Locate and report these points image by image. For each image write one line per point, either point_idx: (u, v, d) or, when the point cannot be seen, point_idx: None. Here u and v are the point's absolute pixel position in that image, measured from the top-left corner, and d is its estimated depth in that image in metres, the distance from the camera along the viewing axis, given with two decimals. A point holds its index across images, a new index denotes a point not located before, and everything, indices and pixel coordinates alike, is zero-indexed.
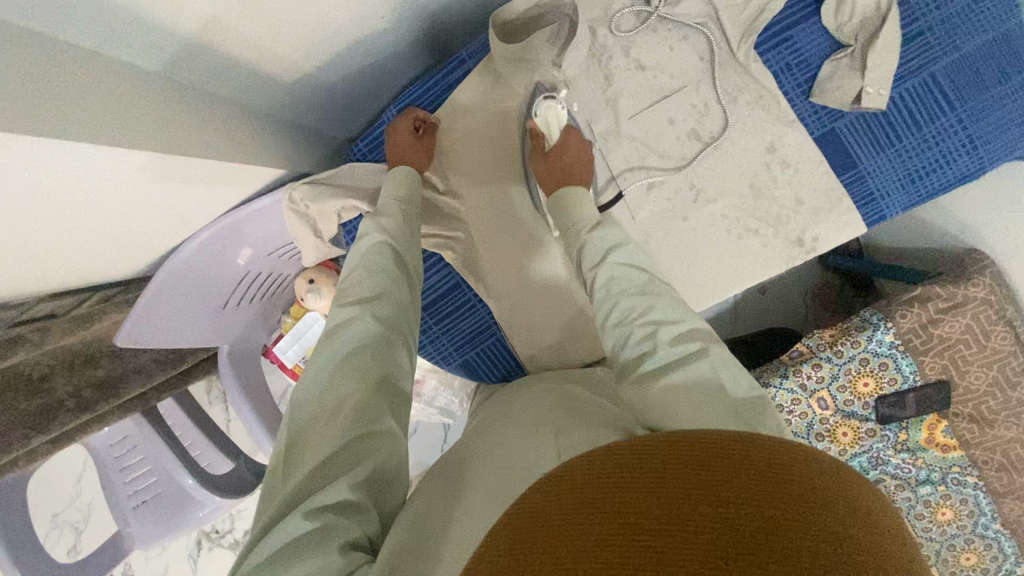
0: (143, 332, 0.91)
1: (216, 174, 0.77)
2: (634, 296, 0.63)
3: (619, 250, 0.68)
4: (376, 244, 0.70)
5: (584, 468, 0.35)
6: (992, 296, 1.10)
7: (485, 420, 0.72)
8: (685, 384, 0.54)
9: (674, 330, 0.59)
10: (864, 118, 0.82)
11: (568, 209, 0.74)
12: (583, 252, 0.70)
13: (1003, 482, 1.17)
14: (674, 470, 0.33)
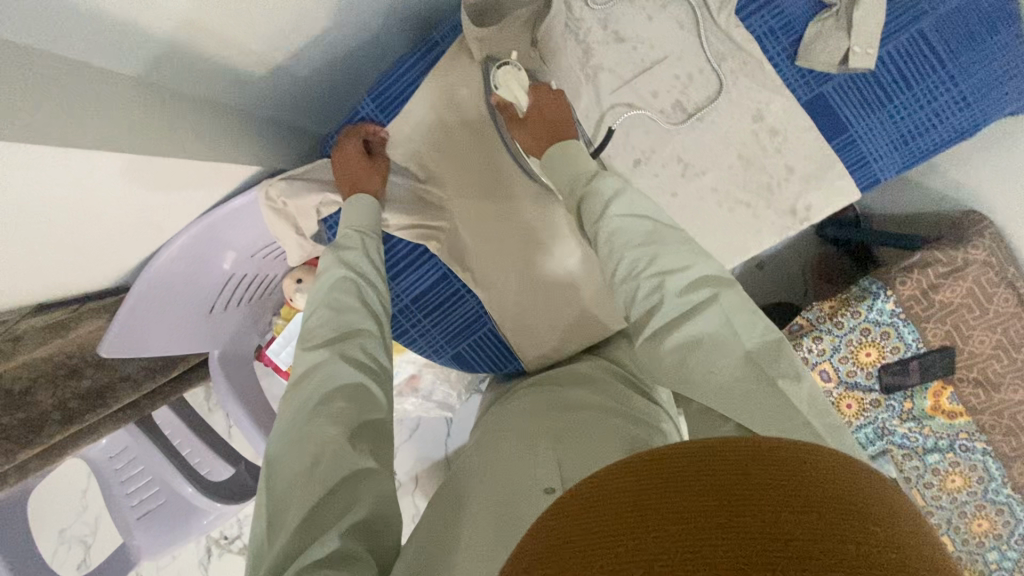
0: (127, 343, 0.90)
1: (188, 175, 0.75)
2: (632, 252, 0.61)
3: (618, 201, 0.66)
4: (344, 279, 0.68)
5: (566, 522, 0.33)
6: (993, 257, 1.07)
7: (483, 436, 0.72)
8: (698, 344, 0.55)
9: (683, 279, 0.59)
10: (853, 80, 0.80)
11: (566, 167, 0.71)
12: (584, 206, 0.68)
13: (1012, 446, 1.15)
14: (659, 499, 0.31)
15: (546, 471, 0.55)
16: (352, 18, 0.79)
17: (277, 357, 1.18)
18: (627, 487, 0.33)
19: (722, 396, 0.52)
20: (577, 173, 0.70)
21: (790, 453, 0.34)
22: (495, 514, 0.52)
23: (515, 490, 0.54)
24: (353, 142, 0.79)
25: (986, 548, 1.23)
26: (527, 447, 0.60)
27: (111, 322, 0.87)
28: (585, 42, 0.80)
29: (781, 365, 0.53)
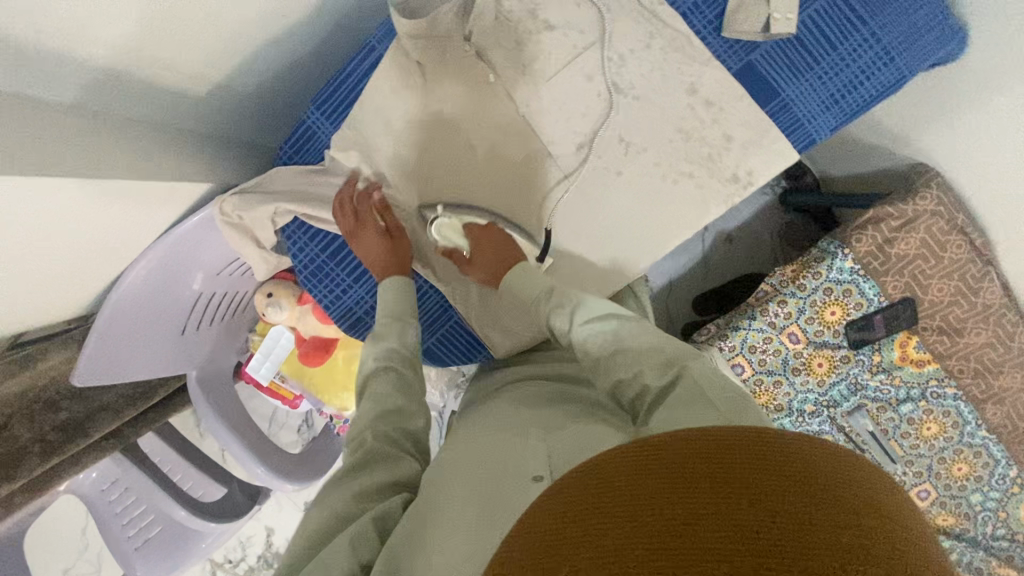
0: (99, 370, 0.91)
1: (141, 197, 0.77)
2: (609, 354, 0.65)
3: (582, 310, 0.70)
4: (380, 355, 0.72)
5: (588, 482, 0.36)
6: (943, 206, 1.09)
7: (478, 421, 0.74)
8: (678, 407, 0.55)
9: (658, 361, 0.62)
10: (779, 46, 0.82)
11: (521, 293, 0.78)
12: (553, 324, 0.73)
13: (981, 388, 1.19)
14: (680, 478, 0.34)
15: (535, 457, 0.57)
16: (288, 30, 0.81)
17: (257, 374, 1.18)
18: (619, 470, 0.36)
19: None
20: (536, 289, 0.77)
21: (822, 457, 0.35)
22: (488, 503, 0.53)
23: (510, 475, 0.55)
24: (374, 229, 0.81)
25: (968, 491, 1.26)
26: (523, 435, 0.62)
27: (82, 352, 0.88)
28: (517, 31, 0.81)
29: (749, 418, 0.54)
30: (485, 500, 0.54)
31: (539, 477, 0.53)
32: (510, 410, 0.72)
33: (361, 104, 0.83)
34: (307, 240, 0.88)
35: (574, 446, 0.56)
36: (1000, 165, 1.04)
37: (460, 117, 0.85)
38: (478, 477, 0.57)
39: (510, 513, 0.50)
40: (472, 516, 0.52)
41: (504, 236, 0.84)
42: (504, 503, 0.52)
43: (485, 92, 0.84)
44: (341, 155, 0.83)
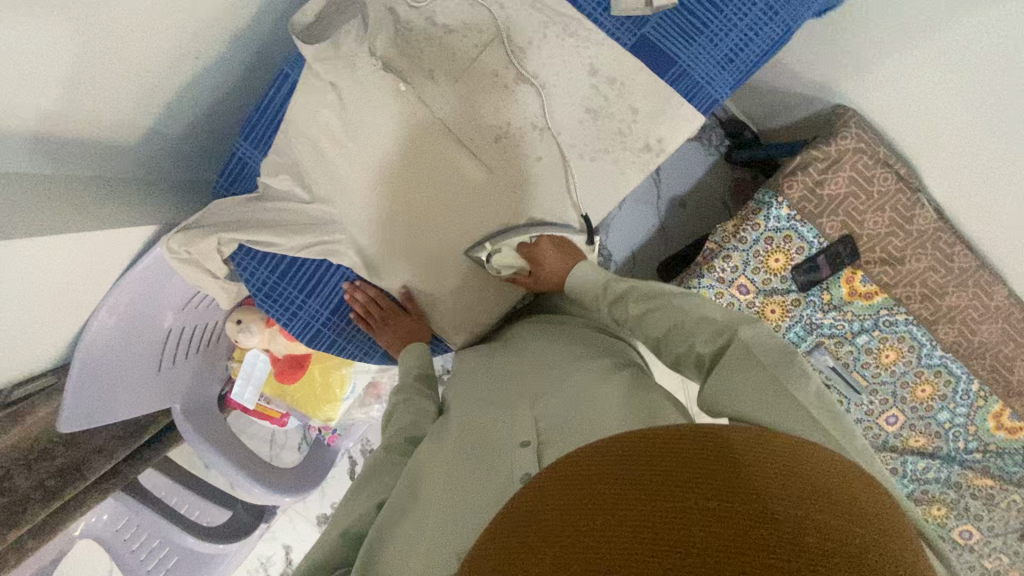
0: (84, 413, 0.96)
1: (90, 247, 0.81)
2: (669, 330, 0.74)
3: (641, 293, 0.79)
4: (405, 386, 0.88)
5: (592, 461, 0.39)
6: (863, 142, 1.14)
7: (475, 387, 0.86)
8: (729, 371, 0.64)
9: (711, 330, 0.69)
10: (668, 16, 0.87)
11: (582, 290, 0.85)
12: (615, 311, 0.81)
13: (930, 311, 1.24)
14: (685, 463, 0.37)
15: (525, 428, 0.69)
16: (203, 69, 0.85)
17: (241, 399, 1.25)
18: (625, 454, 0.38)
19: (753, 408, 0.61)
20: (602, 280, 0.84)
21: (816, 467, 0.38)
22: (490, 471, 0.64)
23: (505, 445, 0.67)
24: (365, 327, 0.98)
25: (936, 410, 1.31)
26: (513, 409, 0.74)
27: (65, 397, 0.93)
28: (416, 38, 0.86)
29: (792, 372, 0.61)
30: (491, 474, 0.64)
31: (526, 441, 0.66)
32: (509, 384, 0.82)
33: (282, 128, 0.87)
34: (256, 264, 0.93)
35: (556, 414, 0.69)
36: (910, 94, 1.07)
37: (378, 127, 0.89)
38: (481, 454, 0.68)
39: (507, 474, 0.63)
40: (486, 488, 0.62)
41: (556, 243, 0.90)
42: (497, 466, 0.65)
43: (397, 101, 0.88)
44: (273, 180, 0.88)
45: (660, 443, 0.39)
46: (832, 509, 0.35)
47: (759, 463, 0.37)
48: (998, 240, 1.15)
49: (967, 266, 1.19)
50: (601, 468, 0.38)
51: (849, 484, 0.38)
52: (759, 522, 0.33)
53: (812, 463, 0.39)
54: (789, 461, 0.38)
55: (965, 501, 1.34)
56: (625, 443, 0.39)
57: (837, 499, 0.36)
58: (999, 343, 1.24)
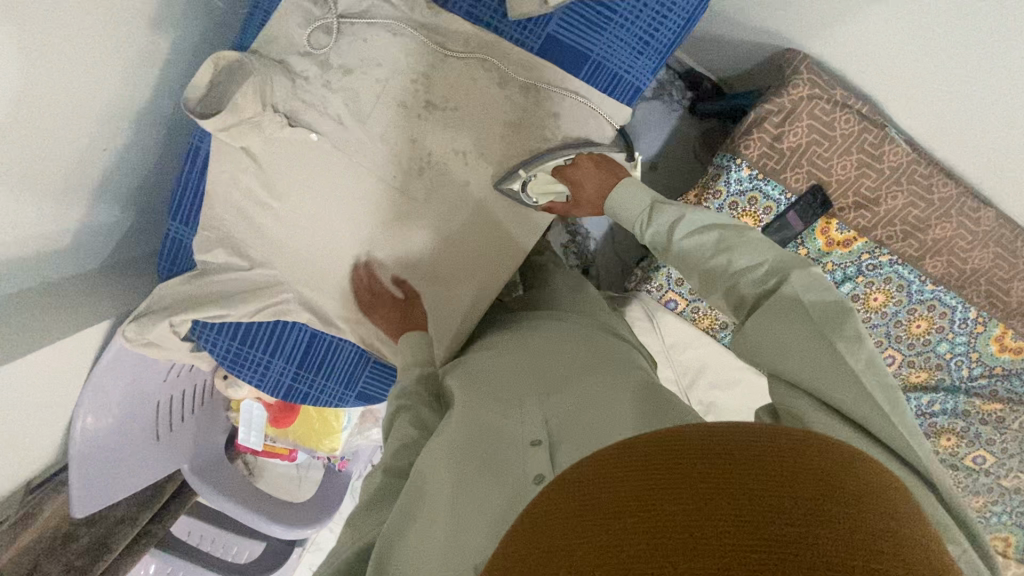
0: (93, 495, 1.01)
1: (49, 359, 0.84)
2: (706, 270, 0.62)
3: (681, 223, 0.65)
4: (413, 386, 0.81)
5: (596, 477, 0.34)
6: (818, 87, 1.07)
7: (481, 380, 0.79)
8: (774, 321, 0.54)
9: (755, 276, 0.58)
10: (571, 10, 0.81)
11: (621, 213, 0.72)
12: (652, 240, 0.68)
13: (915, 247, 1.18)
14: (701, 481, 0.31)
15: (533, 426, 0.68)
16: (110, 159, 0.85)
17: (250, 443, 1.32)
18: (628, 466, 0.34)
19: (804, 372, 0.52)
20: (631, 215, 0.70)
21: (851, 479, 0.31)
22: (505, 475, 0.63)
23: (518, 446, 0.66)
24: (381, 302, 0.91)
25: (934, 343, 1.27)
26: (521, 402, 0.72)
27: (72, 486, 0.97)
28: (316, 86, 0.83)
29: (848, 331, 0.51)
30: (507, 476, 0.63)
31: (537, 441, 0.65)
32: (521, 372, 0.79)
33: (206, 203, 0.87)
34: (216, 333, 0.95)
35: (565, 414, 0.68)
36: (859, 28, 0.99)
37: (299, 182, 0.87)
38: (494, 452, 0.67)
39: (516, 476, 0.62)
40: (504, 491, 0.61)
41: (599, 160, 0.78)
42: (510, 468, 0.63)
43: (312, 152, 0.86)
44: (208, 255, 0.89)
45: (678, 457, 0.33)
46: (862, 505, 0.30)
47: (779, 462, 0.31)
48: (979, 163, 1.08)
49: (950, 194, 1.12)
50: (594, 489, 0.34)
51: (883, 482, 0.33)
52: (773, 522, 0.28)
53: (851, 469, 0.32)
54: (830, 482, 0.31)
55: (975, 427, 1.32)
56: (629, 452, 0.35)
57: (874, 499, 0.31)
58: (993, 267, 1.18)
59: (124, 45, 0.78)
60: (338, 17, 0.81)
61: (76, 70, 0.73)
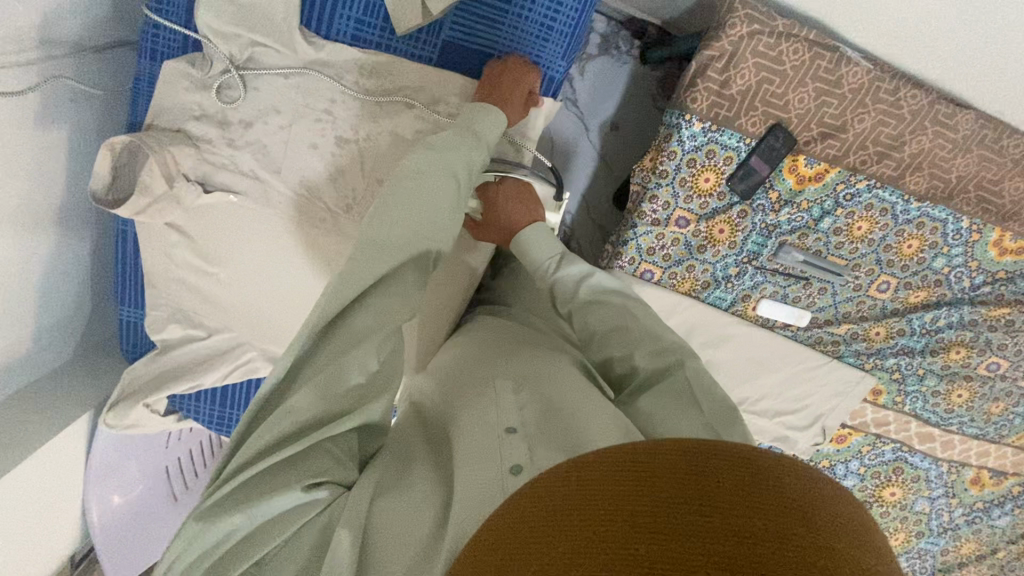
0: (128, 562, 1.07)
1: (43, 464, 0.87)
2: (605, 333, 0.69)
3: (586, 280, 0.73)
4: (360, 317, 0.57)
5: (566, 480, 0.37)
6: (757, 22, 0.99)
7: (445, 379, 0.73)
8: (669, 401, 0.60)
9: (652, 347, 0.66)
10: (461, 12, 0.77)
11: (533, 250, 0.77)
12: (555, 291, 0.74)
13: (892, 167, 1.11)
14: (653, 478, 0.34)
15: (509, 413, 0.62)
16: (44, 260, 0.84)
17: None
18: (574, 483, 0.36)
19: None
20: (540, 260, 0.77)
21: (786, 479, 0.35)
22: (476, 462, 0.56)
23: (490, 431, 0.60)
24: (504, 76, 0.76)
25: (929, 260, 1.20)
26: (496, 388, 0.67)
27: (104, 560, 1.04)
28: (222, 147, 0.80)
29: (731, 429, 0.59)
30: (478, 460, 0.56)
31: (511, 429, 0.59)
32: (495, 358, 0.73)
33: (148, 284, 0.87)
34: (195, 401, 0.97)
35: (541, 402, 0.63)
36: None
37: (231, 244, 0.85)
38: (464, 441, 0.59)
39: (486, 462, 0.55)
40: (472, 478, 0.54)
41: (517, 196, 0.81)
42: (482, 454, 0.57)
43: (235, 213, 0.83)
44: (164, 332, 0.89)
45: (636, 459, 0.36)
46: (797, 518, 0.33)
47: (724, 464, 0.35)
48: (945, 65, 0.99)
49: (920, 105, 1.05)
50: (569, 489, 0.36)
51: (810, 486, 0.36)
52: (727, 507, 0.32)
53: (779, 479, 0.35)
54: (760, 486, 0.34)
55: (984, 335, 1.27)
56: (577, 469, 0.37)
57: (800, 507, 0.34)
58: (980, 170, 1.10)
59: (28, 155, 0.76)
60: (236, 70, 0.76)
61: None
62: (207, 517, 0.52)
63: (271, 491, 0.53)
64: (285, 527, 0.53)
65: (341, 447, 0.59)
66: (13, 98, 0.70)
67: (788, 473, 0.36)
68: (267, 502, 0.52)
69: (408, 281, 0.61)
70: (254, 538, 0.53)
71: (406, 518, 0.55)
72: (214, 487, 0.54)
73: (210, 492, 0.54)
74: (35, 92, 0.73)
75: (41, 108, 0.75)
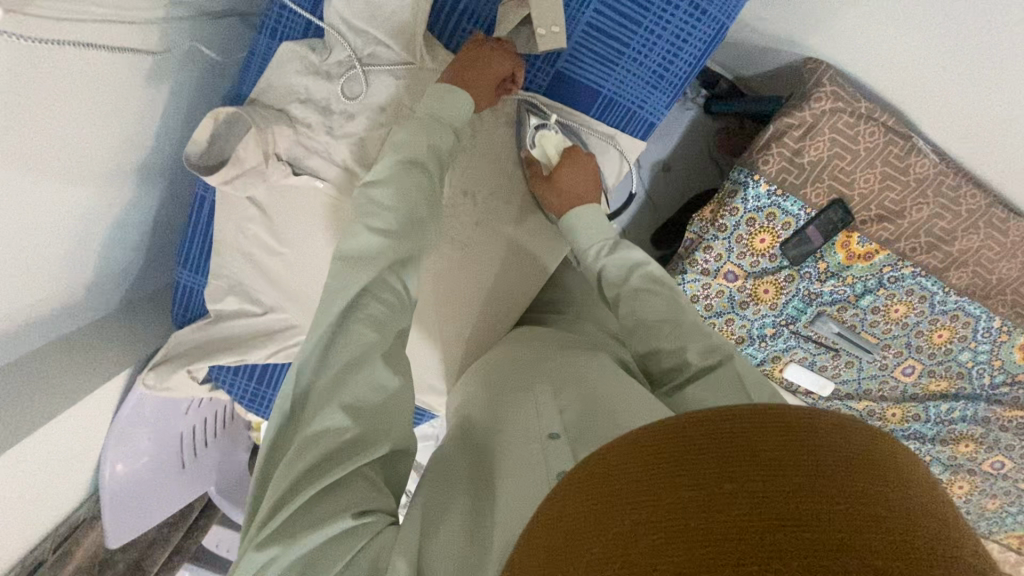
0: (127, 526, 1.03)
1: (75, 415, 0.85)
2: (656, 321, 0.68)
3: (640, 269, 0.74)
4: (355, 325, 0.58)
5: (610, 464, 0.36)
6: (841, 100, 1.03)
7: (487, 390, 0.73)
8: (722, 392, 0.60)
9: (705, 344, 0.65)
10: (580, 48, 0.83)
11: (588, 229, 0.79)
12: (604, 276, 0.75)
13: (939, 258, 1.13)
14: (713, 457, 0.32)
15: (548, 419, 0.61)
16: (119, 211, 0.84)
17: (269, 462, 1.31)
18: (616, 465, 0.35)
19: None
20: (591, 243, 0.78)
21: (849, 443, 0.33)
22: (523, 469, 0.56)
23: (532, 438, 0.59)
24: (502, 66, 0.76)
25: (956, 352, 1.22)
26: (533, 396, 0.66)
27: (104, 521, 0.99)
28: (319, 133, 0.80)
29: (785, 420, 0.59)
30: (524, 470, 0.55)
31: (555, 434, 0.58)
32: (527, 366, 0.74)
33: (216, 252, 0.87)
34: (233, 374, 0.97)
35: (576, 402, 0.62)
36: (867, 38, 0.98)
37: (305, 229, 0.84)
38: (506, 452, 0.59)
39: (532, 469, 0.55)
40: (519, 487, 0.54)
41: (593, 173, 0.83)
42: (528, 461, 0.56)
43: (316, 198, 0.83)
44: (221, 303, 0.89)
45: (685, 434, 0.34)
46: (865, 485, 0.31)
47: (782, 434, 0.33)
48: (1008, 173, 1.03)
49: (977, 204, 1.07)
50: (619, 472, 0.34)
51: (872, 440, 0.34)
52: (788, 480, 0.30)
53: (842, 446, 0.33)
54: (827, 456, 0.32)
55: (995, 433, 1.29)
56: (619, 447, 0.36)
57: (850, 448, 0.33)
58: (1022, 277, 1.12)
59: (132, 108, 0.76)
60: (358, 64, 0.78)
61: (93, 136, 0.71)
62: (264, 547, 0.49)
63: (317, 523, 0.50)
64: (342, 553, 0.50)
65: (378, 471, 0.56)
66: (135, 52, 0.72)
67: (850, 434, 0.34)
68: (314, 534, 0.49)
69: (395, 292, 0.63)
70: (310, 569, 0.49)
71: (453, 530, 0.53)
72: (257, 527, 0.51)
73: (251, 535, 0.51)
74: (154, 50, 0.74)
75: (155, 67, 0.76)
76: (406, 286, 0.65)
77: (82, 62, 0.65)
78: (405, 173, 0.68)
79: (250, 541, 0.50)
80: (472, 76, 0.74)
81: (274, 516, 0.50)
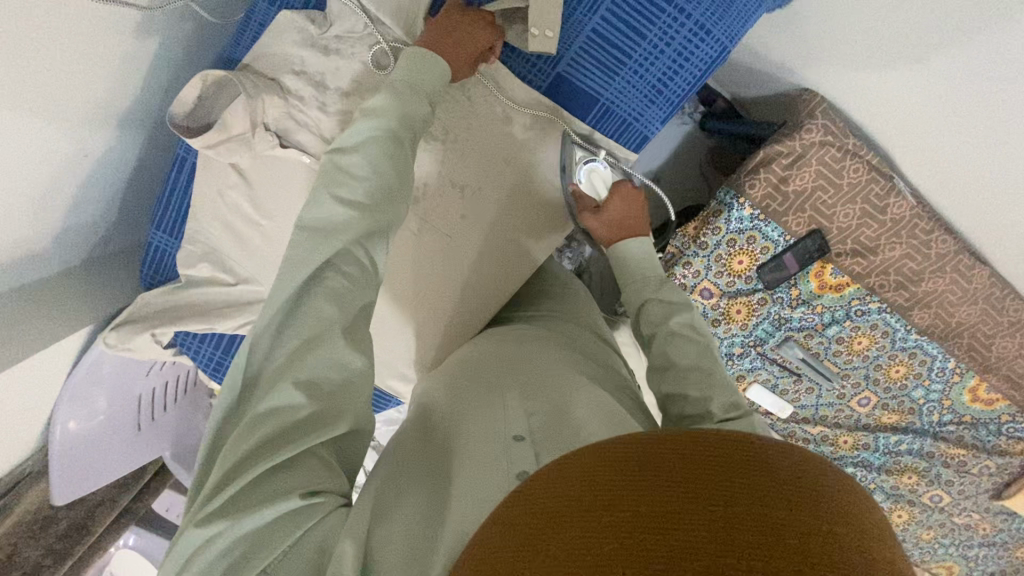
0: (74, 484, 1.00)
1: (28, 367, 0.82)
2: (688, 367, 0.70)
3: (680, 313, 0.75)
4: (326, 306, 0.58)
5: (579, 475, 0.36)
6: (830, 134, 1.06)
7: (455, 378, 0.73)
8: None
9: (729, 399, 0.67)
10: (582, 54, 0.84)
11: (634, 263, 0.81)
12: (646, 312, 0.77)
13: (905, 297, 1.16)
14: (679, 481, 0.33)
15: (516, 419, 0.61)
16: (95, 162, 0.81)
17: None
18: (584, 475, 0.36)
19: None
20: (637, 274, 0.80)
21: (811, 483, 0.35)
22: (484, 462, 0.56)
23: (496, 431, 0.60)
24: (485, 37, 0.76)
25: (910, 388, 1.26)
26: (502, 392, 0.66)
27: (52, 478, 0.96)
28: (310, 107, 0.79)
29: None
30: (484, 462, 0.56)
31: (519, 435, 0.58)
32: (501, 361, 0.73)
33: (192, 217, 0.84)
34: (199, 342, 0.95)
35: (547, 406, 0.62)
36: (860, 76, 1.00)
37: (288, 202, 0.83)
38: (467, 445, 0.59)
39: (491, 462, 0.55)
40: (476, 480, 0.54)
41: (640, 207, 0.85)
42: (488, 455, 0.56)
43: (303, 173, 0.82)
44: (193, 269, 0.86)
45: (656, 455, 0.35)
46: (820, 523, 0.32)
47: (749, 470, 0.34)
48: (978, 223, 1.06)
49: (946, 251, 1.10)
50: (587, 484, 0.35)
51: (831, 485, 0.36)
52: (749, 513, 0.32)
53: (805, 485, 0.34)
54: (788, 492, 0.33)
55: (937, 468, 1.34)
56: (590, 458, 0.37)
57: (809, 486, 0.34)
58: (979, 322, 1.15)
59: (119, 59, 0.74)
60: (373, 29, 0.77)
61: (75, 83, 0.69)
62: (207, 523, 0.49)
63: (263, 501, 0.50)
64: (289, 531, 0.50)
65: (331, 450, 0.57)
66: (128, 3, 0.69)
67: (814, 474, 0.36)
68: (261, 511, 0.49)
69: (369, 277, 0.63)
70: (253, 548, 0.49)
71: (406, 516, 0.53)
72: (203, 501, 0.50)
73: (195, 510, 0.50)
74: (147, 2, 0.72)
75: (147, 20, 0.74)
76: (377, 268, 0.64)
77: (69, 7, 0.62)
78: (390, 157, 0.67)
79: (193, 514, 0.50)
80: (453, 44, 0.75)
81: (220, 493, 0.50)
